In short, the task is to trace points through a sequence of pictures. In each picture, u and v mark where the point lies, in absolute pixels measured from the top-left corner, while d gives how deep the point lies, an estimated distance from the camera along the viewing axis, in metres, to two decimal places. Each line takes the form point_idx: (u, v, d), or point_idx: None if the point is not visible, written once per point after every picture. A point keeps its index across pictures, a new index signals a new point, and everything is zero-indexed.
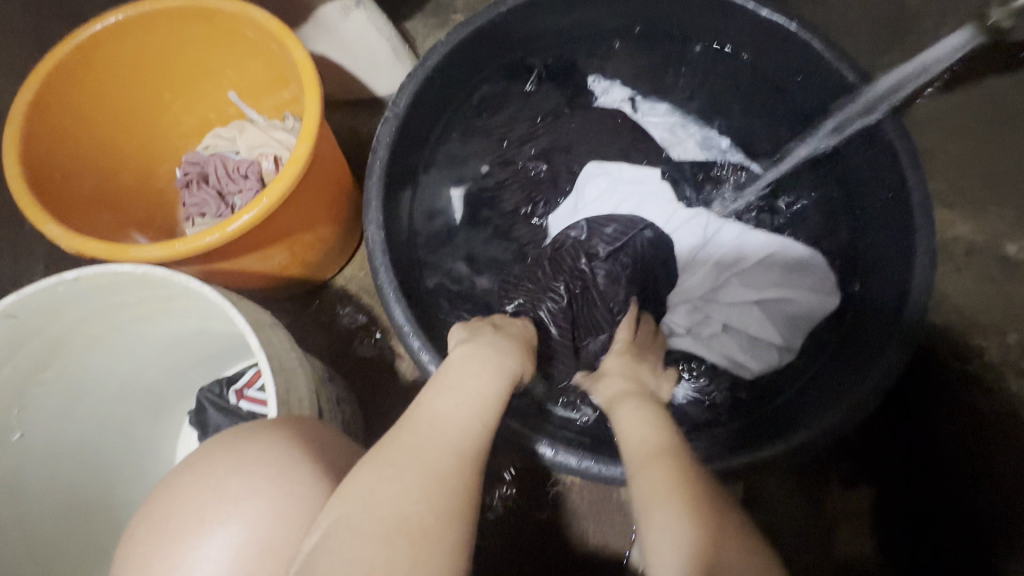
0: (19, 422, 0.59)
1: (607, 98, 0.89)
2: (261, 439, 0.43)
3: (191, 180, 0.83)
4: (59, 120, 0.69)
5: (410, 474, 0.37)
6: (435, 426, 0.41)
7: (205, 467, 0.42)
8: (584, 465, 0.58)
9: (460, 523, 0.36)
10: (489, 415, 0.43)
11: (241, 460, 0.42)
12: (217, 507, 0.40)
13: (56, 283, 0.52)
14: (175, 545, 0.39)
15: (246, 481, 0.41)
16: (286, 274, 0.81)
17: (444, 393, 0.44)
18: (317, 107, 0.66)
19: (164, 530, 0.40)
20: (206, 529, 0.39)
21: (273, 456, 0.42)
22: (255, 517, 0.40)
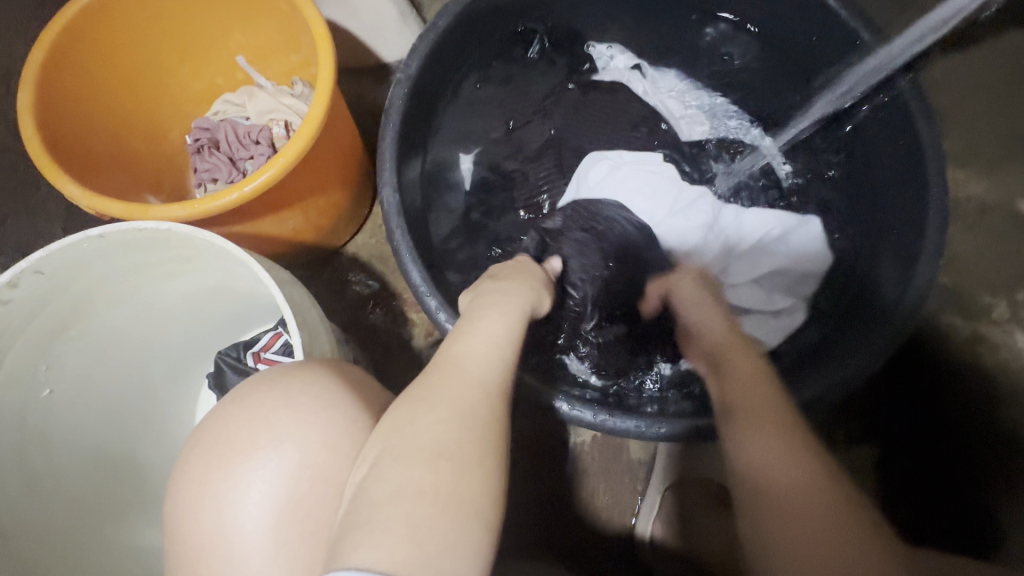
0: (47, 378, 0.60)
1: (610, 66, 0.87)
2: (302, 375, 0.45)
3: (202, 146, 0.83)
4: (70, 82, 0.69)
5: (446, 405, 0.39)
6: (464, 362, 0.42)
7: (250, 401, 0.44)
8: (599, 419, 0.59)
9: (493, 450, 0.38)
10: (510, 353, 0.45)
11: (284, 395, 0.44)
12: (265, 436, 0.42)
13: (80, 240, 0.53)
14: (215, 481, 0.42)
15: (292, 413, 0.43)
16: (301, 238, 0.81)
17: (468, 336, 0.45)
18: (330, 67, 0.66)
19: (214, 460, 0.42)
20: (246, 466, 0.41)
21: (315, 391, 0.44)
22: (302, 445, 0.42)
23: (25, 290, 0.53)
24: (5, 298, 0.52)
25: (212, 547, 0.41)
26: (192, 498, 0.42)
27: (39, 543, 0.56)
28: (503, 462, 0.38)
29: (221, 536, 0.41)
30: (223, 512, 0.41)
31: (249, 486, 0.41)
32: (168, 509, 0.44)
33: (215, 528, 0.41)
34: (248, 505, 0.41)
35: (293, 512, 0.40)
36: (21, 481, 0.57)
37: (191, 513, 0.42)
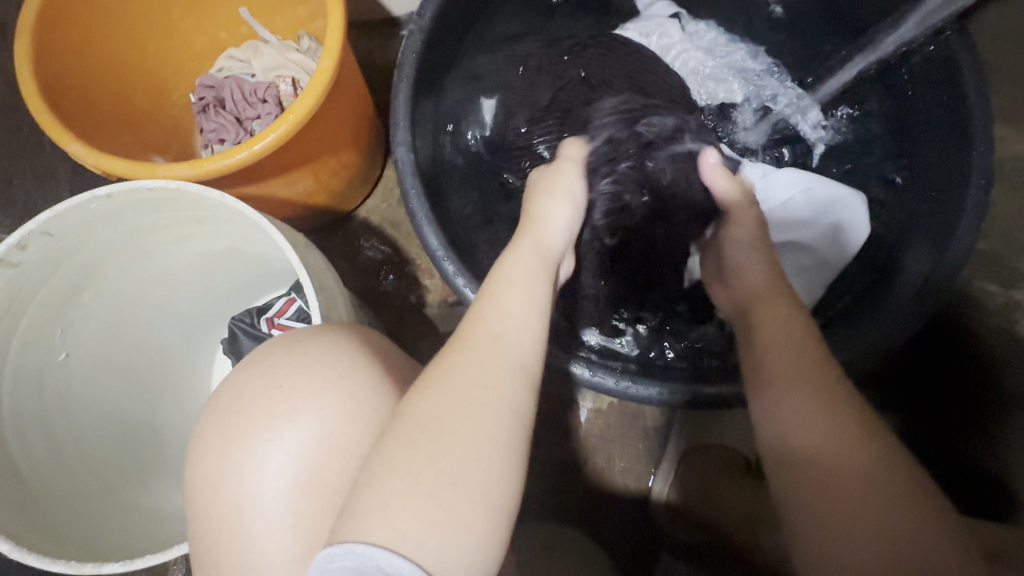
0: (63, 341, 0.60)
1: (649, 13, 0.83)
2: (322, 340, 0.45)
3: (208, 105, 0.80)
4: (69, 35, 0.66)
5: (470, 385, 0.40)
6: (485, 333, 0.44)
7: (265, 370, 0.43)
8: (619, 386, 0.58)
9: (515, 423, 0.40)
10: (538, 331, 0.46)
11: (302, 363, 0.43)
12: (284, 405, 0.41)
13: (89, 200, 0.51)
14: (237, 449, 0.41)
15: (311, 381, 0.42)
16: (313, 201, 0.79)
17: (496, 310, 0.46)
18: (340, 17, 0.62)
19: (231, 430, 0.42)
20: (267, 435, 0.41)
21: (333, 358, 0.43)
22: (323, 413, 0.41)
23: (35, 251, 0.52)
24: (16, 260, 0.51)
25: (229, 516, 0.40)
26: (211, 467, 0.42)
27: (64, 504, 0.57)
28: (520, 438, 0.40)
29: (240, 506, 0.40)
30: (245, 479, 0.41)
31: (268, 455, 0.40)
32: (188, 480, 0.43)
33: (234, 500, 0.40)
34: (267, 475, 0.40)
35: (315, 483, 0.40)
36: (43, 444, 0.58)
37: (210, 484, 0.41)
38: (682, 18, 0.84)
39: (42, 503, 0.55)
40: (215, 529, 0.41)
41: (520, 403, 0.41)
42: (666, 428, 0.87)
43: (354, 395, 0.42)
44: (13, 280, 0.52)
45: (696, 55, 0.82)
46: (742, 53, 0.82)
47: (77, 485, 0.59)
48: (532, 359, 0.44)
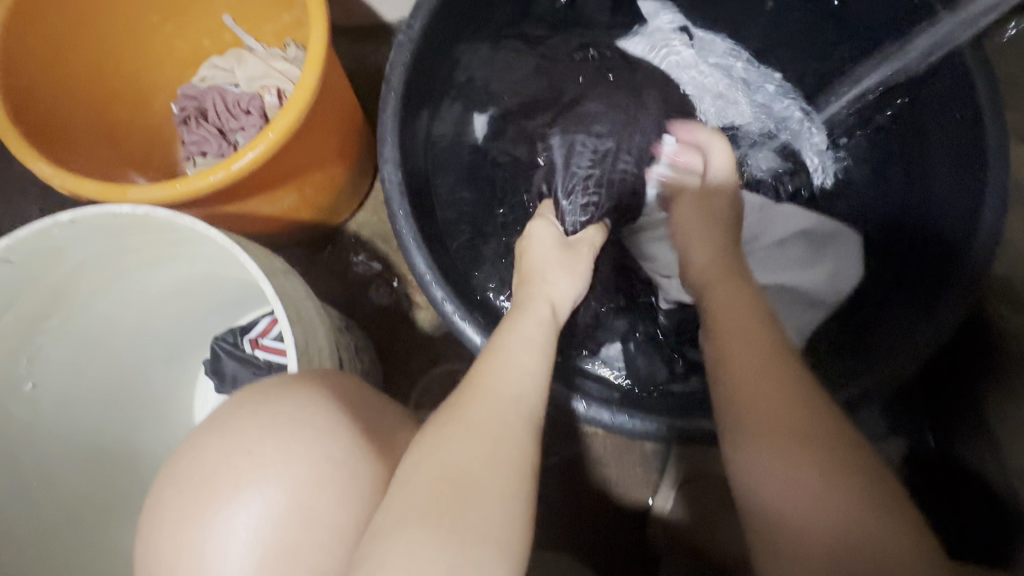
0: (29, 370, 0.57)
1: (656, 23, 0.80)
2: (295, 395, 0.41)
3: (189, 116, 0.77)
4: (39, 46, 0.62)
5: (482, 430, 0.39)
6: (498, 381, 0.43)
7: (229, 433, 0.39)
8: (617, 420, 0.55)
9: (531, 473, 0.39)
10: (545, 385, 0.45)
11: (271, 424, 0.39)
12: (248, 474, 0.37)
13: (50, 225, 0.48)
14: (195, 524, 0.36)
15: (280, 445, 0.38)
16: (299, 216, 0.76)
17: (510, 357, 0.46)
18: (324, 28, 0.59)
19: (188, 502, 0.37)
20: (228, 509, 0.36)
21: (307, 418, 0.39)
22: (293, 483, 0.37)
23: None
24: None
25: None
26: (165, 544, 0.37)
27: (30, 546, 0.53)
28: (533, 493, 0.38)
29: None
30: (203, 559, 0.36)
31: (230, 535, 0.36)
32: (140, 553, 0.39)
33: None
34: (227, 556, 0.35)
35: (280, 565, 0.35)
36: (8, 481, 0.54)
37: (165, 562, 0.37)
38: (690, 31, 0.80)
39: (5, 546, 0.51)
40: None
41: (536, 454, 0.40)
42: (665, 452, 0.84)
43: (331, 459, 0.38)
44: None
45: (702, 74, 0.78)
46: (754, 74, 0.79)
47: (42, 524, 0.55)
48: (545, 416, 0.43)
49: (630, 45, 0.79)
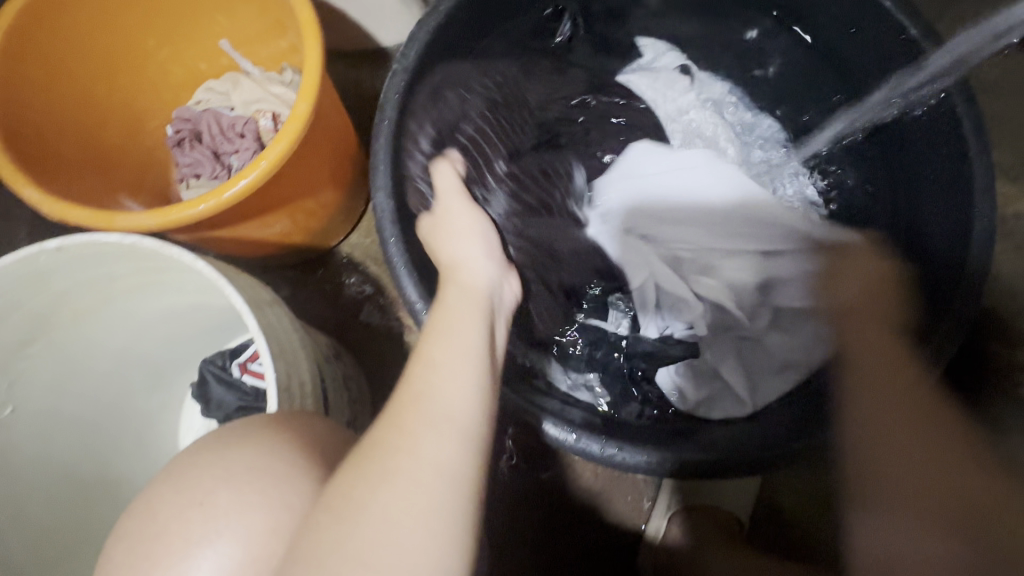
0: (9, 395, 0.56)
1: (659, 64, 0.83)
2: (258, 440, 0.40)
3: (183, 138, 0.77)
4: (34, 69, 0.62)
5: (404, 456, 0.35)
6: (422, 395, 0.38)
7: (189, 482, 0.38)
8: (606, 452, 0.55)
9: (446, 488, 0.34)
10: (472, 386, 0.40)
11: (229, 473, 0.38)
12: (204, 525, 0.36)
13: (37, 252, 0.48)
14: (168, 562, 0.36)
15: (238, 493, 0.37)
16: (289, 241, 0.76)
17: (425, 357, 0.41)
18: (319, 58, 0.59)
19: (146, 555, 0.36)
20: (204, 549, 0.36)
21: (265, 465, 0.38)
22: (246, 533, 0.36)
23: None
24: None
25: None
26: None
27: None
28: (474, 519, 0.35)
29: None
30: None
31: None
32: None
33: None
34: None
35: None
36: None
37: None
38: (691, 72, 0.84)
39: None
40: None
41: (456, 466, 0.35)
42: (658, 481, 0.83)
43: (309, 497, 0.37)
44: None
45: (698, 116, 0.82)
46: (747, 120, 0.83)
47: None
48: (471, 419, 0.38)
49: (630, 83, 0.83)
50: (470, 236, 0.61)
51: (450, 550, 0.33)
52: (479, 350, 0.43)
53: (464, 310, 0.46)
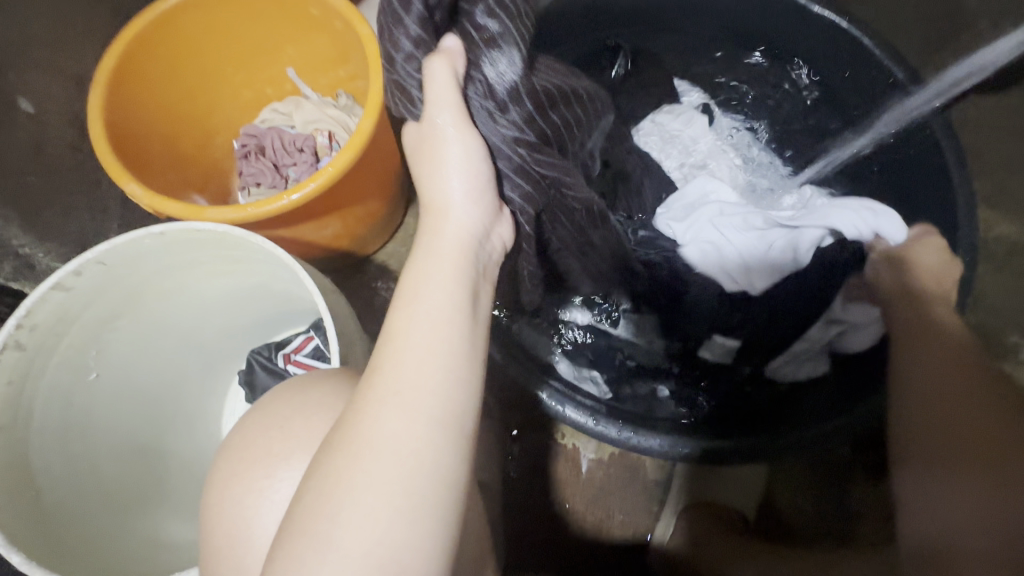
0: (96, 362, 0.63)
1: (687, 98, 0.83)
2: (324, 386, 0.47)
3: (249, 152, 0.87)
4: (135, 87, 0.73)
5: (369, 446, 0.37)
6: (392, 384, 0.39)
7: (271, 413, 0.46)
8: (624, 435, 0.66)
9: (406, 470, 0.37)
10: (434, 359, 0.40)
11: (312, 406, 0.46)
12: (280, 445, 0.44)
13: (143, 236, 0.56)
14: (254, 484, 0.43)
15: (307, 425, 0.45)
16: (339, 245, 0.85)
17: (403, 333, 0.42)
18: (381, 83, 0.69)
19: (238, 466, 0.45)
20: (279, 471, 0.43)
21: (330, 405, 0.46)
22: (310, 457, 0.43)
23: (87, 279, 0.56)
24: (70, 286, 0.56)
25: (226, 547, 0.43)
26: (217, 501, 0.45)
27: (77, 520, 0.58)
28: (449, 505, 0.37)
29: (233, 539, 0.43)
30: (257, 512, 0.43)
31: (279, 491, 0.42)
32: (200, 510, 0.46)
33: (230, 532, 0.43)
34: (262, 514, 0.42)
35: None
36: (60, 457, 0.59)
37: (215, 514, 0.45)
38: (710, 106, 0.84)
39: (52, 514, 0.55)
40: (217, 558, 0.44)
41: (416, 447, 0.37)
42: (668, 482, 0.85)
43: None
44: (65, 303, 0.56)
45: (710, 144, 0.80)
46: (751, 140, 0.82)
47: (85, 511, 0.59)
48: (433, 399, 0.39)
49: (643, 140, 0.78)
50: (461, 167, 0.46)
51: (411, 524, 0.36)
52: (448, 322, 0.42)
53: (443, 270, 0.44)
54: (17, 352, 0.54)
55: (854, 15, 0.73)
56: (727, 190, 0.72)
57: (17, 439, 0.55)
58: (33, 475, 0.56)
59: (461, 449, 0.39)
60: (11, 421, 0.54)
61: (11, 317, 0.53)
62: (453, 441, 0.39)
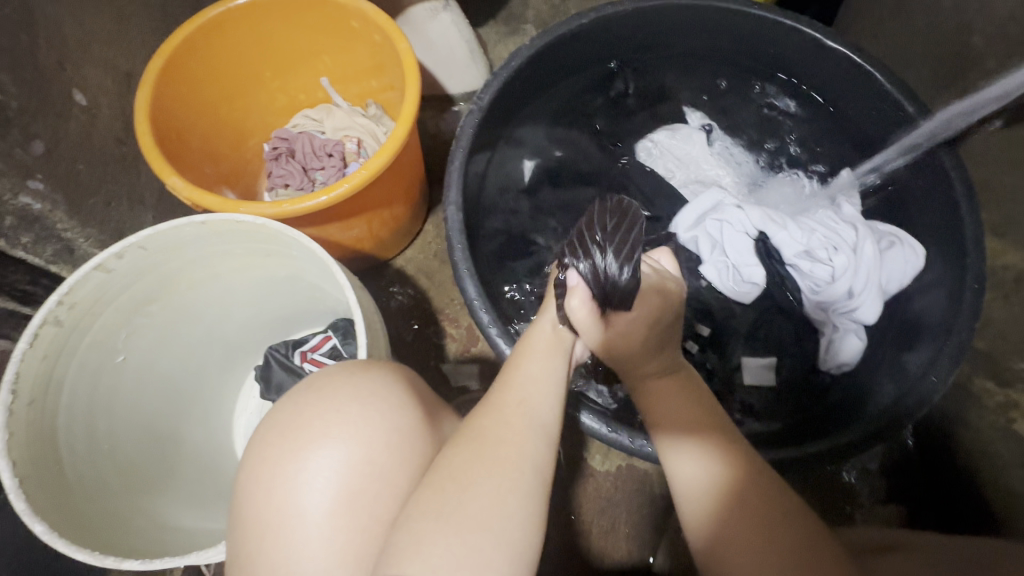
0: (124, 344, 0.65)
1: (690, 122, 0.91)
2: (374, 375, 0.49)
3: (280, 154, 0.90)
4: (179, 87, 0.76)
5: (489, 442, 0.43)
6: (517, 399, 0.47)
7: (325, 393, 0.47)
8: (635, 444, 0.61)
9: (537, 482, 0.42)
10: (558, 390, 0.49)
11: (354, 392, 0.47)
12: (337, 427, 0.45)
13: (186, 224, 0.59)
14: (287, 464, 0.44)
15: (364, 410, 0.46)
16: (362, 246, 0.87)
17: (525, 373, 0.49)
18: (416, 93, 0.72)
19: (288, 442, 0.45)
20: (312, 454, 0.44)
21: (384, 394, 0.47)
22: (365, 441, 0.45)
23: (127, 262, 0.59)
24: (111, 266, 0.58)
25: (272, 525, 0.43)
26: (264, 474, 0.45)
27: (97, 496, 0.58)
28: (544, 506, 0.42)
29: (282, 516, 0.43)
30: (287, 493, 0.43)
31: (315, 473, 0.43)
32: (242, 484, 0.46)
33: (279, 509, 0.43)
34: (314, 490, 0.43)
35: (350, 505, 0.43)
36: (84, 437, 0.60)
37: (262, 488, 0.44)
38: (712, 130, 0.92)
39: (75, 491, 0.56)
40: (260, 532, 0.43)
41: (544, 462, 0.43)
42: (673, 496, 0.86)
43: (397, 427, 0.46)
44: (104, 284, 0.58)
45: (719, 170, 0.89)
46: (756, 172, 0.90)
47: (104, 490, 0.60)
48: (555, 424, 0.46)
49: (651, 159, 0.91)
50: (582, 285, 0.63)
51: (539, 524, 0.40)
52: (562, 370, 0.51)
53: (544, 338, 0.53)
54: (53, 328, 0.55)
55: (866, 50, 0.74)
56: (730, 213, 0.80)
57: (45, 413, 0.56)
58: (57, 449, 0.56)
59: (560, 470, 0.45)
60: (41, 394, 0.55)
61: (54, 294, 0.55)
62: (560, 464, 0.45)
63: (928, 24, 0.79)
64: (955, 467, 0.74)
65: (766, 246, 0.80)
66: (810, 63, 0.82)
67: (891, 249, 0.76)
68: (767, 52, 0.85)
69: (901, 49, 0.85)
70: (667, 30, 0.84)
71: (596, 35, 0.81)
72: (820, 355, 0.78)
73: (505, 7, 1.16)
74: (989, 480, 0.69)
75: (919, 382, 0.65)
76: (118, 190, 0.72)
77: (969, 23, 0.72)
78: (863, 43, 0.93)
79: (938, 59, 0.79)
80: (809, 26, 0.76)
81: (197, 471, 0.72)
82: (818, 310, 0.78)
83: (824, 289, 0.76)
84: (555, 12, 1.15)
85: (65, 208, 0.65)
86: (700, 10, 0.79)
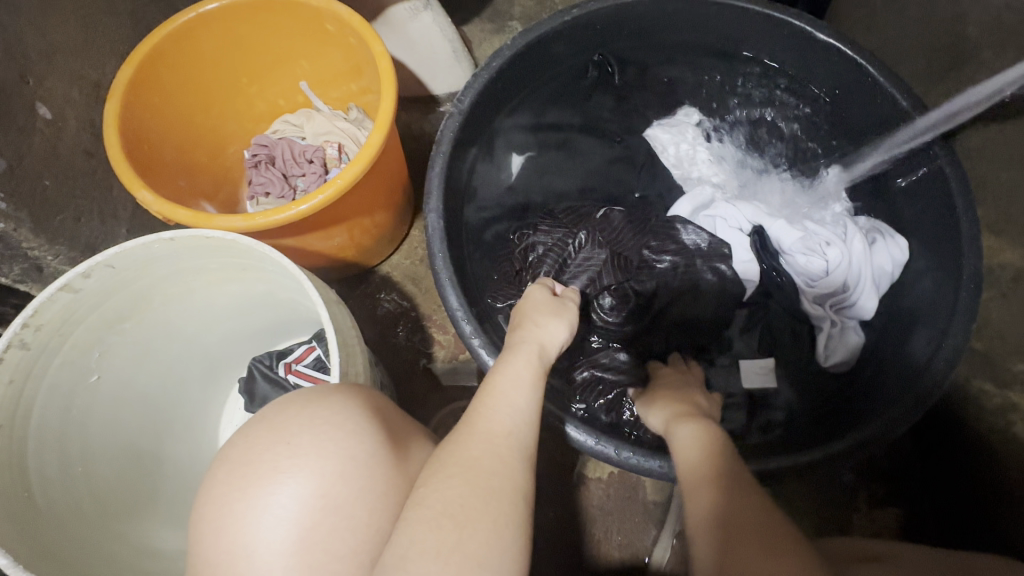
0: (97, 364, 0.63)
1: (684, 113, 0.88)
2: (331, 401, 0.47)
3: (259, 161, 0.88)
4: (148, 97, 0.73)
5: (455, 474, 0.42)
6: (487, 431, 0.45)
7: (278, 424, 0.45)
8: (622, 456, 0.59)
9: (501, 507, 0.41)
10: (531, 416, 0.48)
11: (312, 422, 0.45)
12: (288, 460, 0.43)
13: (154, 240, 0.57)
14: (243, 499, 0.43)
15: (316, 442, 0.44)
16: (345, 255, 0.85)
17: (489, 404, 0.48)
18: (392, 97, 0.70)
19: (238, 479, 0.43)
20: (267, 489, 0.43)
21: (337, 420, 0.45)
22: (320, 473, 0.43)
23: (94, 281, 0.57)
24: (77, 287, 0.56)
25: (228, 562, 0.41)
26: (215, 513, 0.43)
27: (68, 522, 0.57)
28: (517, 532, 0.41)
29: (239, 554, 0.41)
30: (244, 532, 0.42)
31: (272, 507, 0.42)
32: (196, 524, 0.44)
33: (235, 546, 0.41)
34: (267, 528, 0.41)
35: (307, 540, 0.41)
36: (57, 461, 0.58)
37: (213, 527, 0.43)
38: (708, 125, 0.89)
39: (43, 515, 0.54)
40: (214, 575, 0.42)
41: (508, 487, 0.42)
42: (667, 503, 0.85)
43: (355, 457, 0.44)
44: (71, 304, 0.57)
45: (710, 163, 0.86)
46: (755, 166, 0.87)
47: (77, 513, 0.58)
48: (518, 446, 0.45)
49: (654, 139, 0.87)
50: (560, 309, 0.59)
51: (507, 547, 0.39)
52: (529, 396, 0.49)
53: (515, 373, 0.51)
54: (21, 351, 0.54)
55: (858, 43, 0.72)
56: (724, 209, 0.80)
57: (13, 439, 0.54)
58: (26, 473, 0.55)
59: (527, 487, 0.44)
60: (9, 420, 0.54)
61: (18, 317, 0.53)
62: (526, 487, 0.43)
63: (923, 14, 0.77)
64: (955, 463, 0.72)
65: (761, 239, 0.77)
66: (801, 56, 0.80)
67: (880, 247, 0.74)
68: (758, 46, 0.82)
69: (894, 40, 0.83)
70: (652, 26, 0.82)
71: (580, 32, 0.79)
72: (820, 352, 0.75)
73: (490, 4, 1.13)
74: (986, 477, 0.68)
75: (919, 385, 0.62)
76: (90, 204, 0.71)
77: (964, 13, 0.70)
78: (857, 34, 0.90)
79: (933, 51, 0.76)
80: (798, 19, 0.74)
81: (176, 488, 0.70)
82: (815, 306, 0.75)
83: (819, 282, 0.74)
84: (542, 8, 1.13)
85: (30, 226, 0.63)
86: (686, 4, 0.77)
